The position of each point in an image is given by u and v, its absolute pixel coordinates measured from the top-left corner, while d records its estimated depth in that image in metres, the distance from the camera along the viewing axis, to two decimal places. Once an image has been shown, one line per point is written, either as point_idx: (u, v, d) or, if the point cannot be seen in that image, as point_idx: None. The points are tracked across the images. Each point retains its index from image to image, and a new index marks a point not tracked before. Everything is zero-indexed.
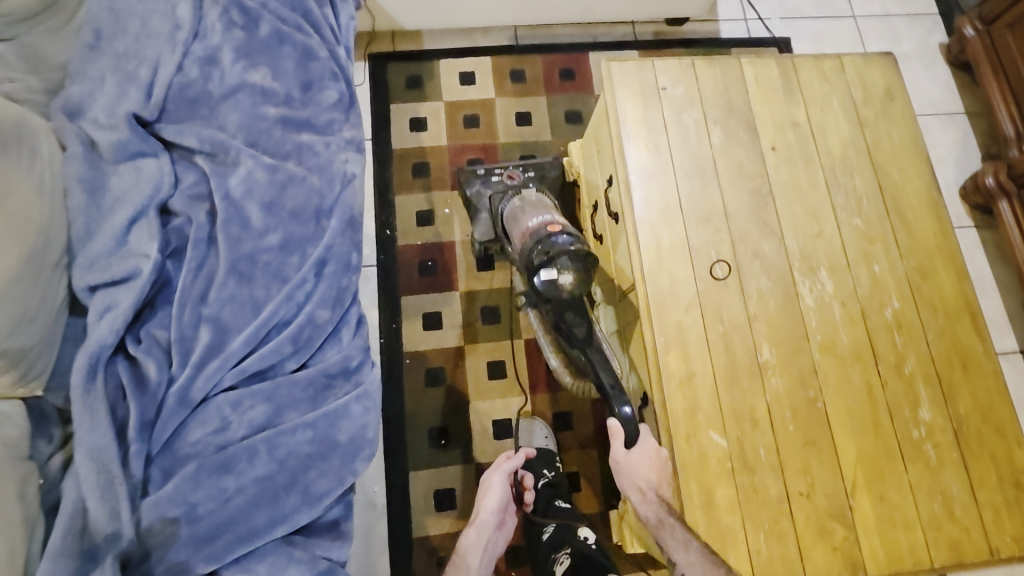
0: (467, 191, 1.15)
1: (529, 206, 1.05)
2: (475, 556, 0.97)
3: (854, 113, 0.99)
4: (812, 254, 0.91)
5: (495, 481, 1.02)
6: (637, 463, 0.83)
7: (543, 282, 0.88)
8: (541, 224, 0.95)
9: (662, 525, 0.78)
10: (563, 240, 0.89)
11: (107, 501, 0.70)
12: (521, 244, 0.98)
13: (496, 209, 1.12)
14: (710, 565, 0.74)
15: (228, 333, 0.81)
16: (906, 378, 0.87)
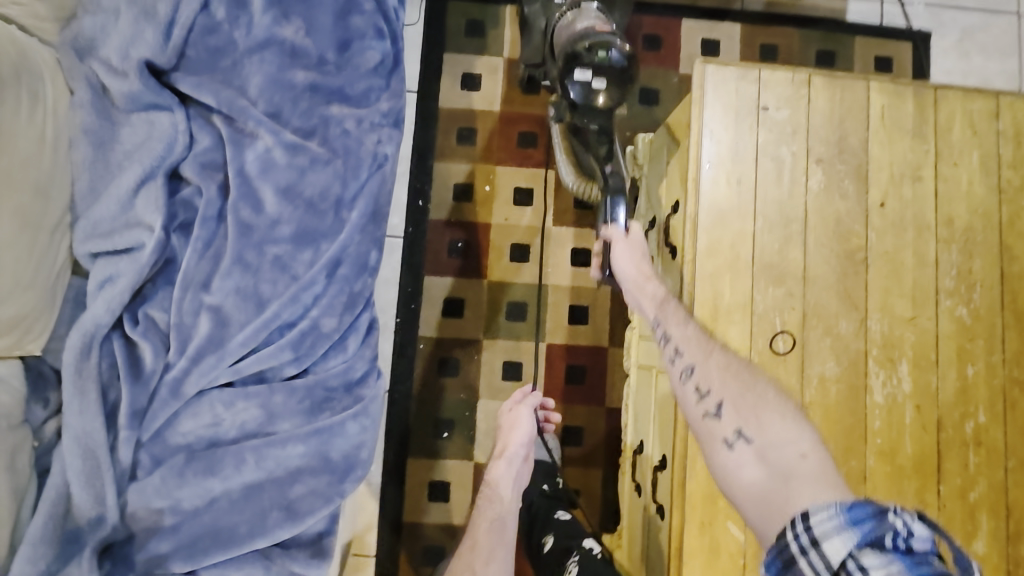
0: (524, 7, 1.01)
1: (589, 13, 0.91)
2: (508, 487, 0.95)
3: (993, 176, 0.81)
4: (896, 343, 0.78)
5: (522, 413, 1.00)
6: (633, 258, 0.85)
7: (576, 85, 0.83)
8: (590, 26, 0.86)
9: (662, 306, 0.79)
10: (609, 38, 0.82)
11: (91, 488, 0.69)
12: (561, 43, 0.89)
13: (551, 23, 0.96)
14: (702, 337, 0.73)
15: (228, 327, 0.75)
16: (969, 505, 0.75)
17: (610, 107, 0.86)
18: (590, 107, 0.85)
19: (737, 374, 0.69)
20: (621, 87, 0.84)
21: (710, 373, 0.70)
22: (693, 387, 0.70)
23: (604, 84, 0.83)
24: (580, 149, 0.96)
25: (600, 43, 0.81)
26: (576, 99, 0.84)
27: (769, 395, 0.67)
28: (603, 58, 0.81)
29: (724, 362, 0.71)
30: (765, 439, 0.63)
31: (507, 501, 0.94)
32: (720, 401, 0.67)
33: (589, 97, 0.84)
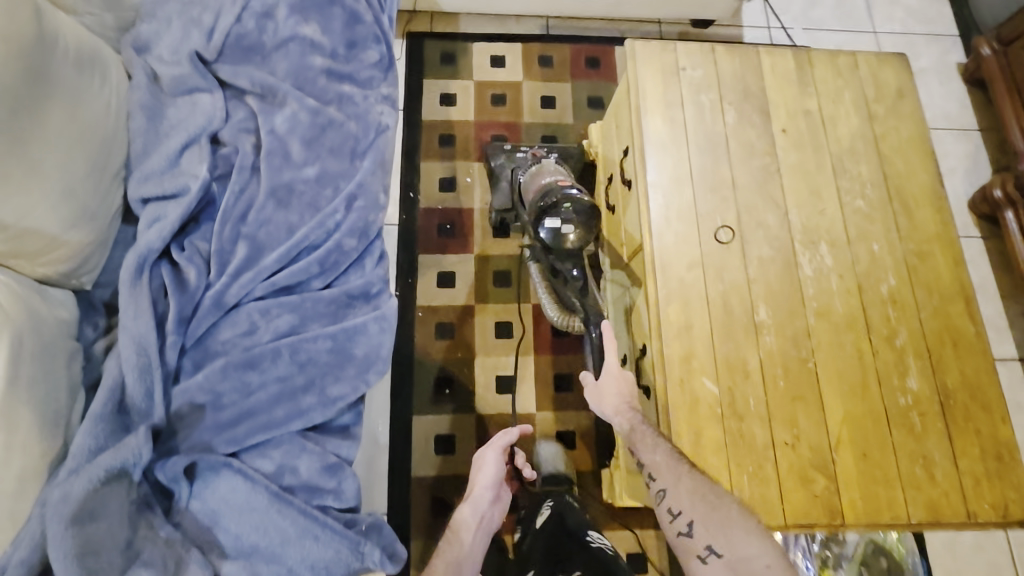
0: (492, 163, 1.26)
1: (547, 171, 1.12)
2: (469, 530, 0.96)
3: (864, 108, 1.05)
4: (813, 229, 0.96)
5: (489, 456, 1.04)
6: (607, 390, 0.94)
7: (548, 232, 0.97)
8: (552, 181, 1.04)
9: (635, 432, 0.86)
10: (572, 192, 0.98)
11: (143, 382, 0.76)
12: (532, 198, 1.06)
13: (516, 177, 1.19)
14: (671, 461, 0.79)
15: (263, 250, 0.87)
16: (897, 349, 0.90)
17: (579, 247, 0.99)
18: (563, 250, 0.99)
19: (705, 494, 0.76)
20: (589, 231, 0.98)
21: (680, 494, 0.76)
22: (667, 507, 0.78)
23: (573, 229, 0.96)
24: (554, 282, 1.06)
25: (565, 199, 0.97)
26: (551, 243, 0.98)
27: (735, 513, 0.73)
28: (569, 208, 0.96)
29: (693, 484, 0.77)
30: (734, 554, 0.71)
31: (467, 546, 0.94)
32: (690, 521, 0.75)
33: (560, 242, 0.97)
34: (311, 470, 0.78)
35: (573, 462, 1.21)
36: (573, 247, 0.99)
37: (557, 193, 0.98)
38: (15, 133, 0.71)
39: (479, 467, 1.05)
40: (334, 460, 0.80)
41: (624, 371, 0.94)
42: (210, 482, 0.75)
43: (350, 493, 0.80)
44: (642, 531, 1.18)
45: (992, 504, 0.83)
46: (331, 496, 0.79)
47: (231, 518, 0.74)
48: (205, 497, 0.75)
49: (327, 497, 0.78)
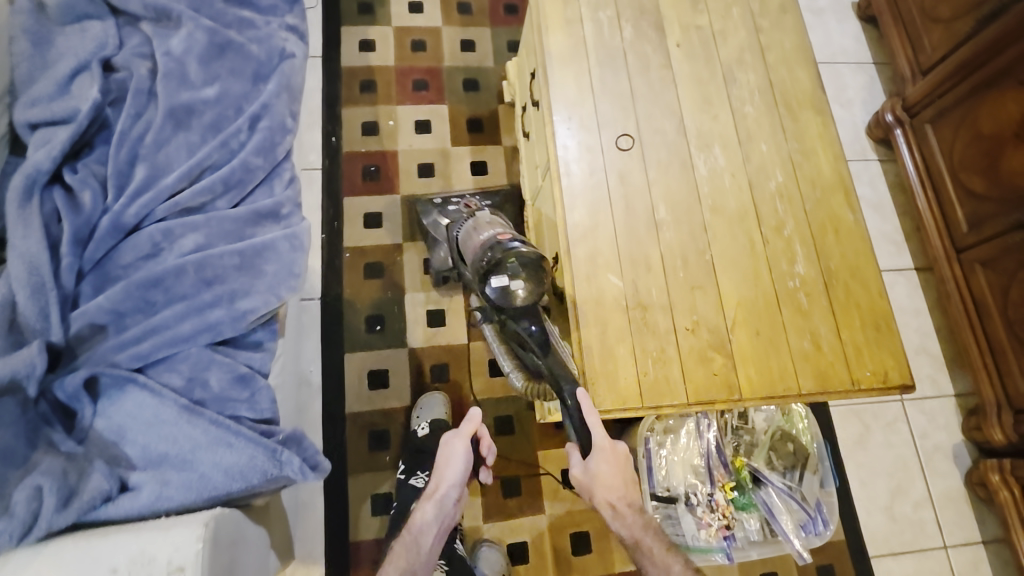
0: (426, 220, 1.25)
1: (483, 223, 1.06)
2: (430, 535, 0.91)
3: (751, 22, 1.11)
4: (708, 133, 1.01)
5: (456, 447, 0.96)
6: (599, 471, 0.85)
7: (494, 290, 0.88)
8: (491, 236, 0.98)
9: (641, 548, 0.84)
10: (515, 246, 0.91)
11: (37, 300, 0.74)
12: (473, 255, 0.99)
13: (450, 232, 1.14)
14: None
15: (163, 172, 0.86)
16: (785, 238, 0.96)
17: (534, 301, 0.89)
18: (518, 310, 0.90)
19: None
20: (540, 283, 0.89)
21: None
22: None
23: (523, 284, 0.88)
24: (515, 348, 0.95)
25: (509, 254, 0.89)
26: (499, 301, 0.89)
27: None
28: (515, 263, 0.88)
29: None
30: None
31: (425, 550, 0.89)
32: None
33: (512, 300, 0.88)
34: (221, 381, 0.77)
35: (506, 386, 1.22)
36: (529, 306, 0.90)
37: (501, 249, 0.91)
38: None
39: (445, 458, 0.97)
40: (246, 369, 0.80)
41: (616, 446, 0.85)
42: (116, 399, 0.74)
43: (265, 404, 0.79)
44: None
45: (872, 371, 0.91)
46: (244, 405, 0.78)
47: (137, 432, 0.73)
48: (110, 414, 0.73)
49: (240, 407, 0.78)
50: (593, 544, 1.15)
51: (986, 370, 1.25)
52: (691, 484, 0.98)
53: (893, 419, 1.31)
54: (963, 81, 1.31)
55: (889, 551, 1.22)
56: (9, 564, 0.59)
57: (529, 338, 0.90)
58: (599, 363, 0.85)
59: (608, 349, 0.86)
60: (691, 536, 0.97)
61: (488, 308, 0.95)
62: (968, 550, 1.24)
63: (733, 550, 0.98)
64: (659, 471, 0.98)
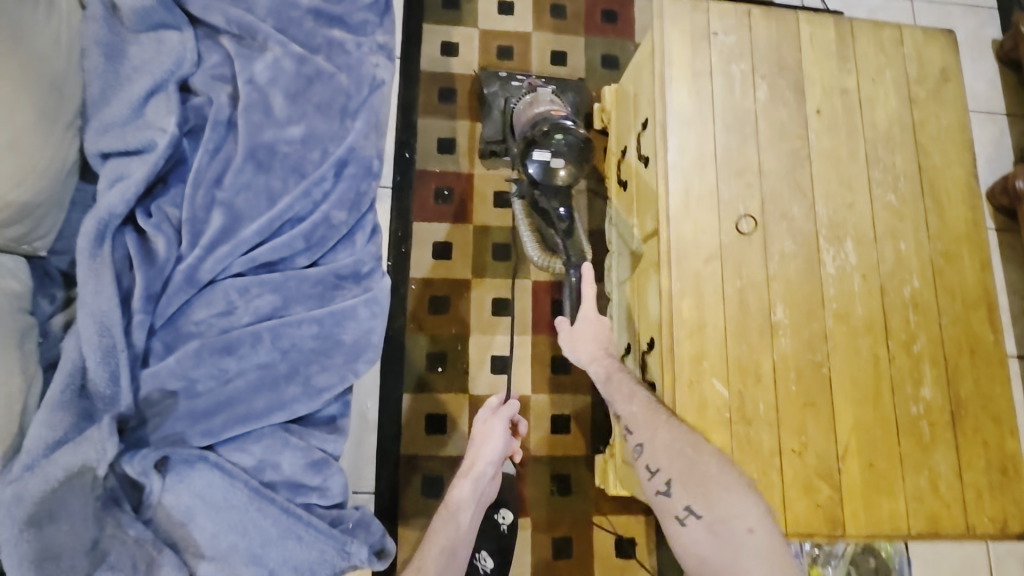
0: (485, 90, 1.24)
1: (543, 99, 1.12)
2: (469, 509, 0.93)
3: (905, 90, 0.98)
4: (840, 224, 0.90)
5: (497, 428, 0.99)
6: (584, 330, 0.95)
7: (537, 166, 0.99)
8: (545, 112, 1.06)
9: (612, 379, 0.89)
10: (563, 123, 0.99)
11: (107, 364, 0.68)
12: (523, 127, 1.08)
13: (507, 106, 1.19)
14: (650, 413, 0.82)
15: (241, 220, 0.78)
16: (914, 356, 0.87)
17: (568, 181, 1.01)
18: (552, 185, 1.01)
19: (683, 450, 0.77)
20: (580, 163, 1.00)
21: (656, 450, 0.78)
22: (645, 464, 0.80)
23: (562, 162, 0.98)
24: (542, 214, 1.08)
25: (556, 131, 0.98)
26: (540, 178, 1.00)
27: (713, 471, 0.75)
28: (560, 141, 0.97)
29: (669, 439, 0.78)
30: (712, 513, 0.73)
31: (463, 527, 0.92)
32: (668, 479, 0.77)
33: (550, 175, 0.99)
34: (294, 466, 0.72)
35: (567, 446, 1.17)
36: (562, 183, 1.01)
37: (552, 124, 1.00)
38: None
39: (483, 436, 0.99)
40: (320, 454, 0.74)
41: (598, 317, 0.96)
42: (185, 476, 0.69)
43: (337, 489, 0.74)
44: (632, 515, 1.17)
45: (992, 517, 0.83)
46: (315, 493, 0.73)
47: (207, 516, 0.69)
48: (179, 492, 0.69)
49: (312, 494, 0.73)
50: None
51: None
52: None
53: None
54: None
55: None
56: None
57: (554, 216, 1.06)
58: None
59: None
60: None
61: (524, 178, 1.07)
62: None
63: None
64: None
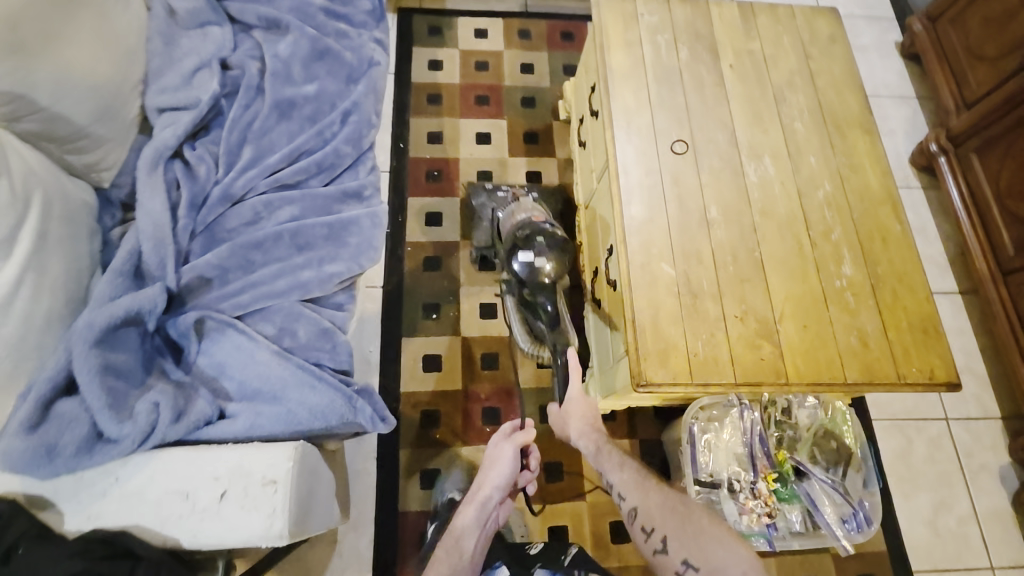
0: (473, 201, 1.34)
1: (525, 207, 1.20)
2: (473, 536, 0.87)
3: (801, 50, 1.20)
4: (757, 145, 1.08)
5: (507, 453, 0.95)
6: (570, 410, 1.00)
7: (522, 265, 1.02)
8: (526, 218, 1.14)
9: (601, 452, 0.93)
10: (542, 227, 1.07)
11: (158, 252, 0.83)
12: (508, 232, 1.15)
13: (495, 216, 1.27)
14: (638, 479, 0.88)
15: (266, 153, 0.97)
16: (832, 242, 1.01)
17: (553, 281, 1.03)
18: (540, 285, 1.02)
19: (674, 508, 0.82)
20: (562, 265, 1.04)
21: (650, 511, 0.83)
22: (642, 527, 0.84)
23: (546, 264, 1.02)
24: (529, 315, 1.09)
25: (536, 234, 1.04)
26: (526, 276, 1.02)
27: (704, 523, 0.78)
28: (541, 241, 1.03)
29: (661, 500, 0.84)
30: (708, 564, 0.75)
31: (468, 554, 0.85)
32: (663, 537, 0.80)
33: (536, 276, 1.02)
34: (308, 333, 0.85)
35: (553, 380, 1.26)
36: (548, 282, 1.02)
37: (532, 230, 1.07)
38: (46, 35, 0.78)
39: (493, 462, 0.96)
40: (329, 325, 0.88)
41: (585, 395, 1.00)
42: (217, 340, 0.82)
43: (345, 356, 0.87)
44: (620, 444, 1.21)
45: (919, 368, 0.93)
46: (326, 355, 0.86)
47: (235, 369, 0.80)
48: (211, 352, 0.81)
49: (323, 356, 0.85)
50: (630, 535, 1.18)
51: None
52: (734, 471, 1.00)
53: (936, 434, 1.30)
54: (1007, 114, 1.35)
55: (932, 566, 1.20)
56: (130, 464, 0.68)
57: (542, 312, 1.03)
58: (652, 339, 0.91)
59: (660, 333, 0.91)
60: (733, 521, 0.98)
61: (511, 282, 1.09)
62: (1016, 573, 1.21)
63: (775, 539, 0.99)
64: (704, 458, 1.00)
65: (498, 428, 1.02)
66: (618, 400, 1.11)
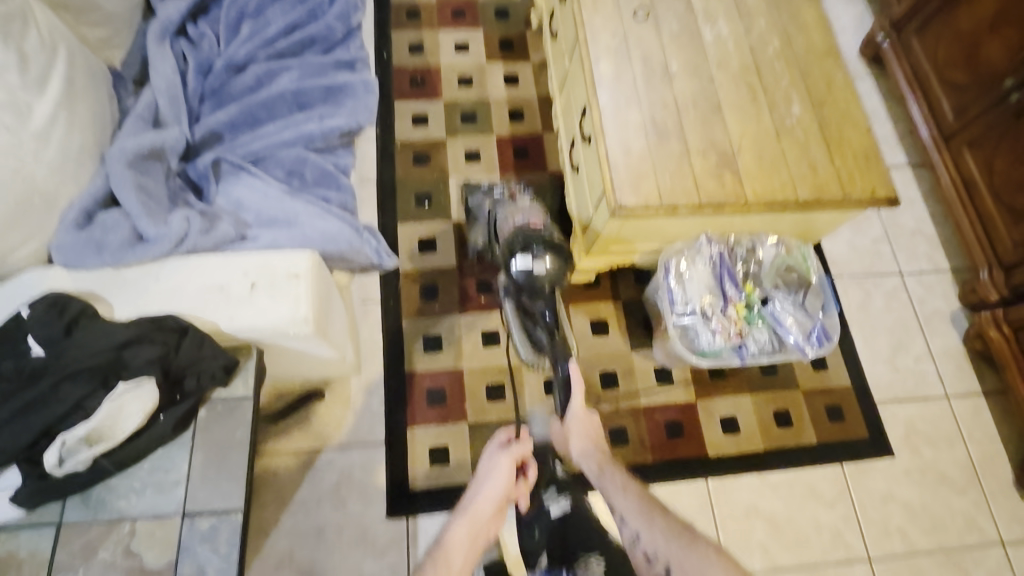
0: (470, 201, 1.30)
1: (522, 210, 1.15)
2: (461, 552, 0.85)
3: None
4: (711, 12, 1.18)
5: (502, 464, 0.94)
6: (571, 429, 1.01)
7: (519, 270, 1.01)
8: (524, 221, 1.11)
9: (603, 475, 0.93)
10: (539, 232, 1.05)
11: (174, 106, 0.91)
12: (503, 236, 1.11)
13: (491, 213, 1.21)
14: (641, 504, 0.87)
15: (263, 29, 1.06)
16: (782, 88, 1.12)
17: (551, 287, 1.04)
18: (537, 290, 1.03)
19: (678, 535, 0.81)
20: (560, 274, 1.03)
21: (655, 537, 0.82)
22: (643, 552, 0.83)
23: (545, 270, 1.01)
24: (528, 325, 1.11)
25: (533, 241, 1.03)
26: (523, 282, 1.02)
27: (709, 553, 0.77)
28: (540, 249, 1.02)
29: (666, 527, 0.83)
30: None
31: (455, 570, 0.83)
32: (667, 565, 0.80)
33: (535, 282, 1.01)
34: (316, 173, 0.95)
35: None
36: (547, 288, 1.03)
37: (530, 236, 1.04)
38: None
39: (487, 473, 0.95)
40: (333, 169, 0.97)
41: (587, 412, 1.03)
42: (234, 182, 0.90)
43: (350, 195, 0.97)
44: (603, 304, 1.32)
45: (863, 186, 1.04)
46: (333, 194, 0.96)
47: (252, 201, 0.88)
48: (229, 192, 0.89)
49: (331, 194, 0.95)
50: (619, 383, 1.26)
51: (979, 251, 1.38)
52: (707, 298, 1.11)
53: (893, 287, 1.43)
54: None
55: (894, 398, 1.32)
56: (168, 265, 0.76)
57: (541, 319, 1.06)
58: (625, 170, 1.01)
59: (632, 166, 1.02)
60: (707, 340, 1.08)
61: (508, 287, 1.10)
62: (968, 400, 1.34)
63: (746, 354, 1.10)
64: (678, 289, 1.11)
65: (493, 437, 1.01)
66: (602, 254, 1.21)
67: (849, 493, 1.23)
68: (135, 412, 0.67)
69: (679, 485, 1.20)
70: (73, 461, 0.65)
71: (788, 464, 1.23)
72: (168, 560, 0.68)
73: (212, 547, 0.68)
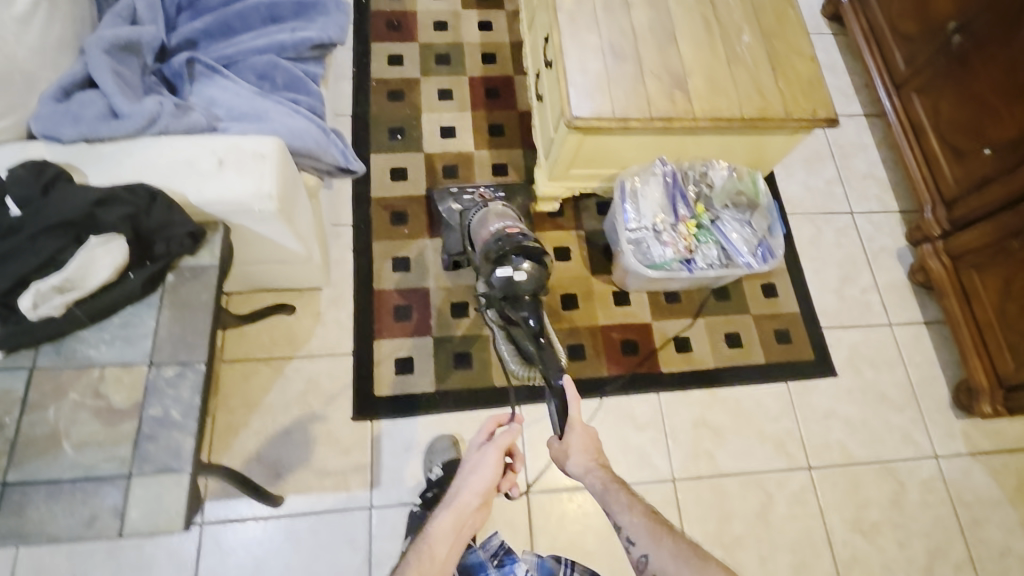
0: (441, 208, 1.29)
1: (494, 214, 1.13)
2: (446, 541, 0.77)
3: None
4: None
5: (489, 456, 0.86)
6: (572, 443, 0.88)
7: (500, 279, 1.00)
8: (500, 228, 1.07)
9: (607, 489, 0.82)
10: (519, 239, 1.02)
11: (152, 10, 0.95)
12: (481, 245, 1.09)
13: (465, 219, 1.20)
14: (649, 524, 0.77)
15: None
16: (734, 20, 1.18)
17: (532, 295, 1.01)
18: (519, 298, 1.01)
19: (688, 559, 0.72)
20: (539, 281, 1.01)
21: (664, 560, 0.73)
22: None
23: (525, 276, 0.99)
24: (514, 335, 1.05)
25: (514, 249, 1.00)
26: (504, 289, 1.00)
27: None
28: (519, 257, 1.00)
29: (676, 551, 0.73)
30: None
31: (439, 560, 0.75)
32: None
33: (515, 289, 1.00)
34: (287, 78, 1.01)
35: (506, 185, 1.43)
36: (528, 294, 1.01)
37: (509, 241, 1.02)
38: None
39: (475, 464, 0.87)
40: (302, 75, 1.03)
41: (586, 424, 0.89)
42: (207, 82, 0.96)
43: (319, 101, 1.02)
44: (566, 232, 1.39)
45: (806, 108, 1.10)
46: (303, 97, 1.01)
47: (224, 97, 0.93)
48: (202, 90, 0.95)
49: (300, 97, 1.01)
50: (579, 303, 1.33)
51: (925, 189, 1.42)
52: (658, 216, 1.18)
53: (843, 225, 1.51)
54: None
55: (839, 324, 1.40)
56: (141, 142, 0.81)
57: (524, 328, 1.00)
58: (580, 87, 1.07)
59: (587, 83, 1.07)
60: (659, 253, 1.15)
61: (490, 296, 1.06)
62: (910, 328, 1.42)
63: (695, 269, 1.16)
64: (632, 206, 1.18)
65: (479, 428, 0.93)
66: (563, 180, 1.27)
67: (792, 409, 1.30)
68: (107, 264, 0.71)
69: (632, 396, 1.27)
70: (47, 306, 0.69)
71: (735, 380, 1.31)
72: (134, 403, 0.70)
73: (176, 393, 0.71)
